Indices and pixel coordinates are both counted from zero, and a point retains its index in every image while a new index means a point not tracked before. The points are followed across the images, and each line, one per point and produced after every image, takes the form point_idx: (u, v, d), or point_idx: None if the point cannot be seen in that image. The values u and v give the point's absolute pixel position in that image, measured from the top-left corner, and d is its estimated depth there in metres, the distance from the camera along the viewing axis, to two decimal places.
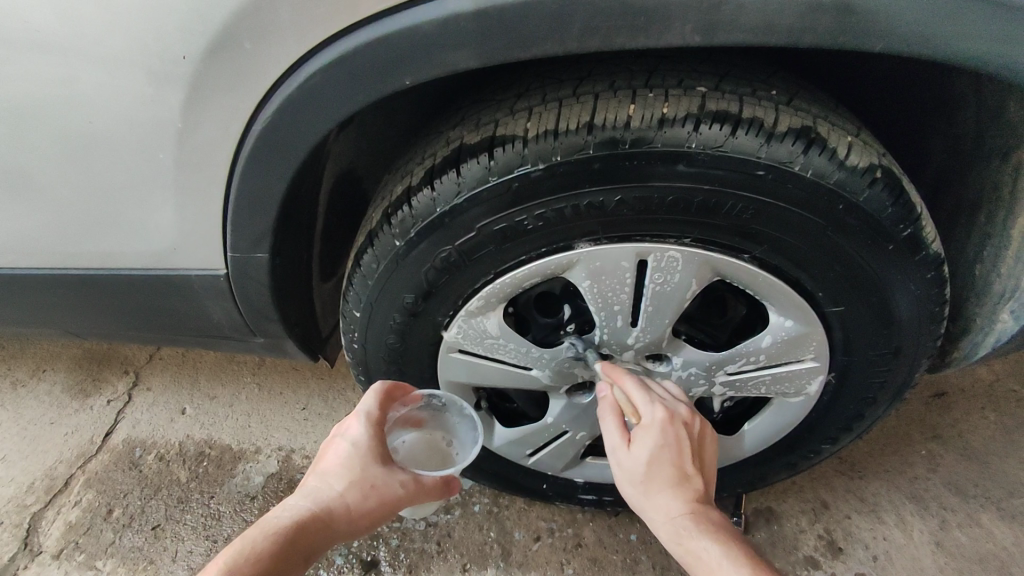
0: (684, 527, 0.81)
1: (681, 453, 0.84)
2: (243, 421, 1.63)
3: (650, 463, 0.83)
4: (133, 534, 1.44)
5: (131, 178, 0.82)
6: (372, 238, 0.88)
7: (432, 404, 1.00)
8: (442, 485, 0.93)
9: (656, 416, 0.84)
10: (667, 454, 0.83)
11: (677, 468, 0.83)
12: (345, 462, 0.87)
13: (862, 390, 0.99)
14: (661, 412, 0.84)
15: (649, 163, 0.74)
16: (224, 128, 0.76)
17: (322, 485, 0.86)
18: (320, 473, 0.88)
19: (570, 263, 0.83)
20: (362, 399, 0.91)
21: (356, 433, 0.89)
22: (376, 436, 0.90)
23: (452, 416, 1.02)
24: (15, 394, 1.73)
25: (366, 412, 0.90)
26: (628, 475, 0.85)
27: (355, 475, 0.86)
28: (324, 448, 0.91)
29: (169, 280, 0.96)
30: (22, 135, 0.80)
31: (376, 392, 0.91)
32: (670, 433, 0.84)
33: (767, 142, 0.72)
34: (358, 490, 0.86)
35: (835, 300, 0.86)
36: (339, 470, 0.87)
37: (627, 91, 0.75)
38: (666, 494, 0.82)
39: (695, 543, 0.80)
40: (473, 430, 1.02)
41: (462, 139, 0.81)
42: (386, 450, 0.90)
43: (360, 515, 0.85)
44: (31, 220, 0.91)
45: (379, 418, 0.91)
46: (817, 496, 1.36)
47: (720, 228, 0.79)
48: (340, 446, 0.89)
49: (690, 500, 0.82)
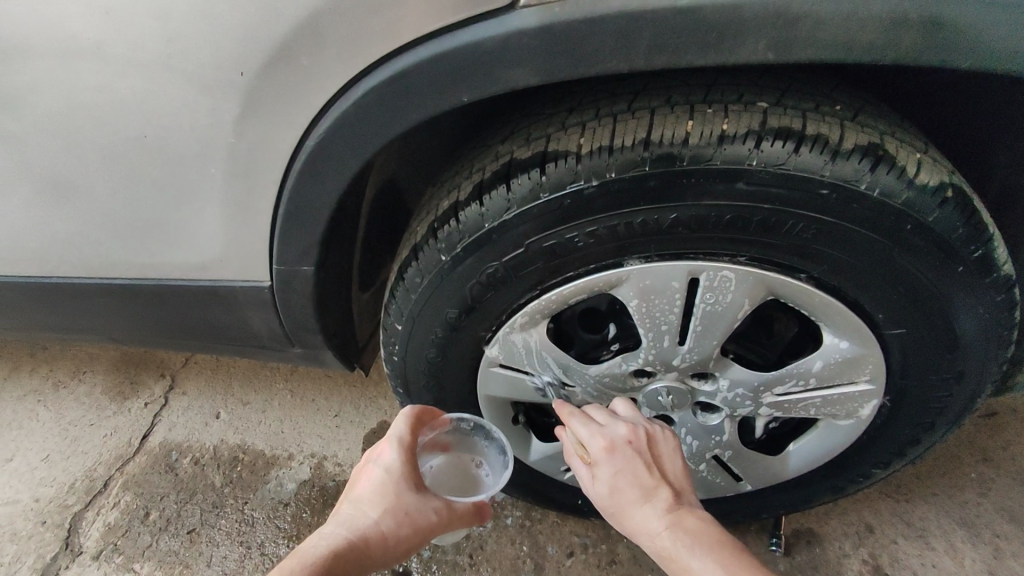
0: (666, 547, 0.78)
1: (635, 472, 0.81)
2: (276, 427, 1.64)
3: (610, 493, 0.81)
4: (170, 537, 1.46)
5: (180, 189, 0.83)
6: (417, 252, 0.88)
7: (460, 427, 0.98)
8: (474, 512, 0.92)
9: (596, 446, 0.83)
10: (622, 476, 0.81)
11: (641, 487, 0.81)
12: (378, 488, 0.86)
13: (919, 415, 0.95)
14: (599, 442, 0.82)
15: (708, 180, 0.71)
16: (278, 143, 0.76)
17: (356, 513, 0.85)
18: (354, 501, 0.86)
19: (619, 280, 0.82)
20: (393, 424, 0.90)
21: (388, 459, 0.88)
22: (409, 462, 0.89)
23: (479, 439, 1.00)
24: (57, 395, 1.77)
25: (398, 436, 0.89)
26: (604, 507, 0.84)
27: (390, 502, 0.85)
28: (356, 474, 0.90)
29: (213, 290, 0.96)
30: (79, 146, 0.81)
31: (407, 416, 0.90)
32: (612, 458, 0.82)
33: (832, 159, 0.70)
34: (393, 517, 0.84)
35: (895, 322, 0.83)
36: (374, 496, 0.85)
37: (684, 107, 0.72)
38: (638, 518, 0.80)
39: (682, 560, 0.77)
40: (500, 452, 1.01)
41: (513, 153, 0.79)
42: (418, 475, 0.89)
43: (395, 543, 0.84)
44: (81, 229, 0.93)
45: (411, 443, 0.90)
46: (862, 519, 1.32)
47: (777, 247, 0.76)
48: (373, 472, 0.88)
49: (662, 515, 0.79)
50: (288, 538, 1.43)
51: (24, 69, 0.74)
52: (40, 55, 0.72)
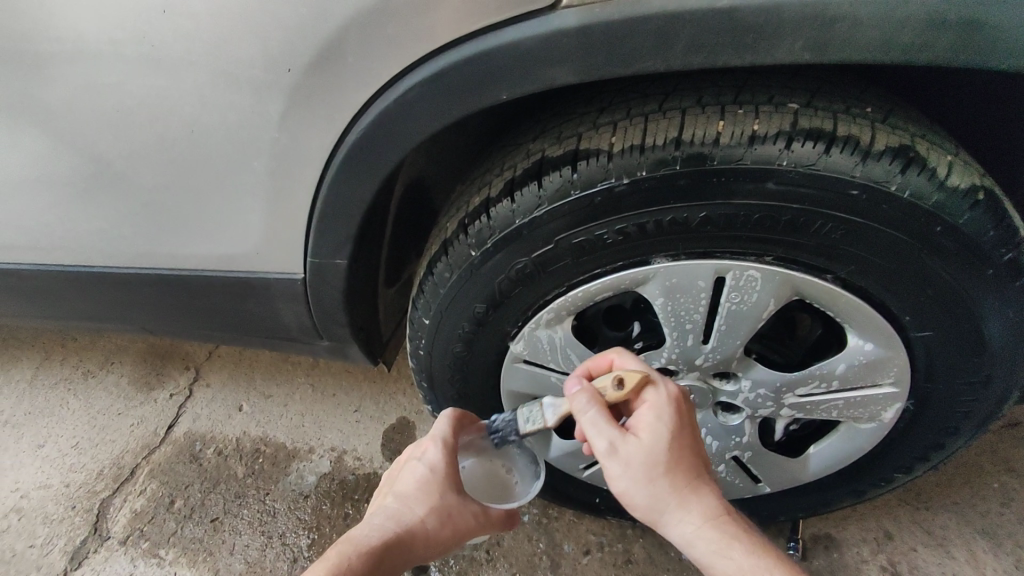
0: (712, 523, 0.77)
1: (693, 436, 0.81)
2: (297, 420, 1.67)
3: (671, 450, 0.78)
4: (194, 525, 1.49)
5: (222, 182, 0.86)
6: (447, 248, 0.90)
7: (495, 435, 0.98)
8: (504, 519, 0.94)
9: (667, 397, 0.80)
10: (685, 435, 0.80)
11: (695, 453, 0.80)
12: (422, 486, 0.88)
13: (943, 419, 0.95)
14: (672, 391, 0.81)
15: (738, 179, 0.73)
16: (318, 138, 0.78)
17: (402, 507, 0.87)
18: (399, 496, 0.89)
19: (645, 278, 0.83)
20: (437, 424, 0.92)
21: (431, 458, 0.90)
22: (451, 463, 0.90)
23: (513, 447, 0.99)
24: (86, 384, 1.81)
25: (442, 437, 0.91)
26: (643, 466, 0.77)
27: (434, 501, 0.87)
28: (399, 469, 0.93)
29: (248, 281, 0.99)
30: (128, 140, 0.84)
31: (451, 418, 0.92)
32: (681, 414, 0.80)
33: (862, 160, 0.71)
34: (437, 516, 0.87)
35: (921, 324, 0.83)
36: (418, 493, 0.88)
37: (716, 107, 0.74)
38: (691, 487, 0.78)
39: (728, 539, 0.77)
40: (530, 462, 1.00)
41: (544, 151, 0.81)
42: (459, 478, 0.90)
43: (437, 541, 0.87)
44: (124, 220, 0.96)
45: (454, 444, 0.91)
46: (881, 526, 1.31)
47: (804, 247, 0.77)
48: (416, 469, 0.90)
49: (709, 490, 0.79)
50: (308, 529, 1.46)
51: (80, 65, 0.77)
52: (96, 51, 0.75)
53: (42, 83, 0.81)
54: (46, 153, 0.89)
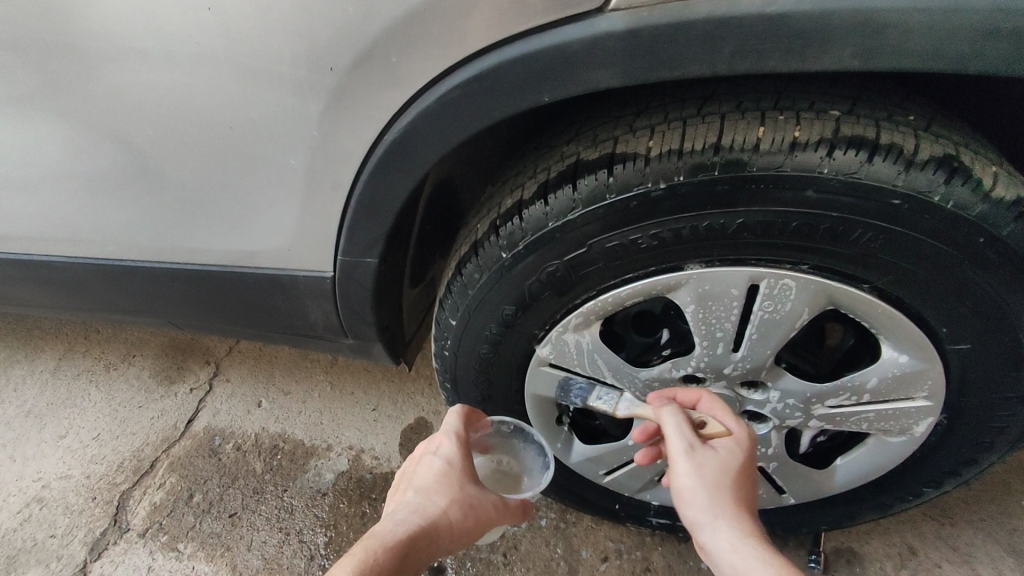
0: (756, 543, 0.75)
1: (751, 475, 0.82)
2: (315, 418, 1.68)
3: (733, 471, 0.80)
4: (212, 520, 1.50)
5: (259, 180, 0.86)
6: (477, 249, 0.90)
7: (501, 430, 1.03)
8: (521, 508, 0.94)
9: (741, 430, 0.84)
10: (748, 471, 0.81)
11: (747, 488, 0.81)
12: (441, 478, 0.88)
13: (977, 434, 0.93)
14: (749, 430, 0.84)
15: (777, 187, 0.72)
16: (356, 138, 0.79)
17: (423, 500, 0.85)
18: (419, 489, 0.87)
19: (677, 284, 0.83)
20: (446, 419, 0.95)
21: (445, 451, 0.91)
22: (465, 455, 0.92)
23: (518, 443, 1.05)
24: (107, 377, 1.83)
25: (454, 431, 0.93)
26: (705, 478, 0.79)
27: (455, 492, 0.86)
28: (413, 466, 0.92)
29: (277, 279, 1.00)
30: (166, 135, 0.85)
31: (460, 412, 0.94)
32: (751, 451, 0.83)
33: (905, 170, 0.70)
34: (460, 506, 0.85)
35: (958, 337, 0.82)
36: (439, 486, 0.87)
37: (755, 113, 0.73)
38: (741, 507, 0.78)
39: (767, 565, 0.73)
40: (540, 455, 1.04)
41: (579, 154, 0.81)
42: (474, 470, 0.91)
43: (461, 532, 0.85)
44: (157, 215, 0.97)
45: (465, 437, 0.93)
46: (905, 541, 1.29)
47: (841, 255, 0.76)
48: (432, 463, 0.90)
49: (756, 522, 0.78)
50: (325, 528, 1.46)
51: (125, 62, 0.78)
52: (140, 48, 0.77)
53: (86, 79, 0.82)
54: (86, 148, 0.91)
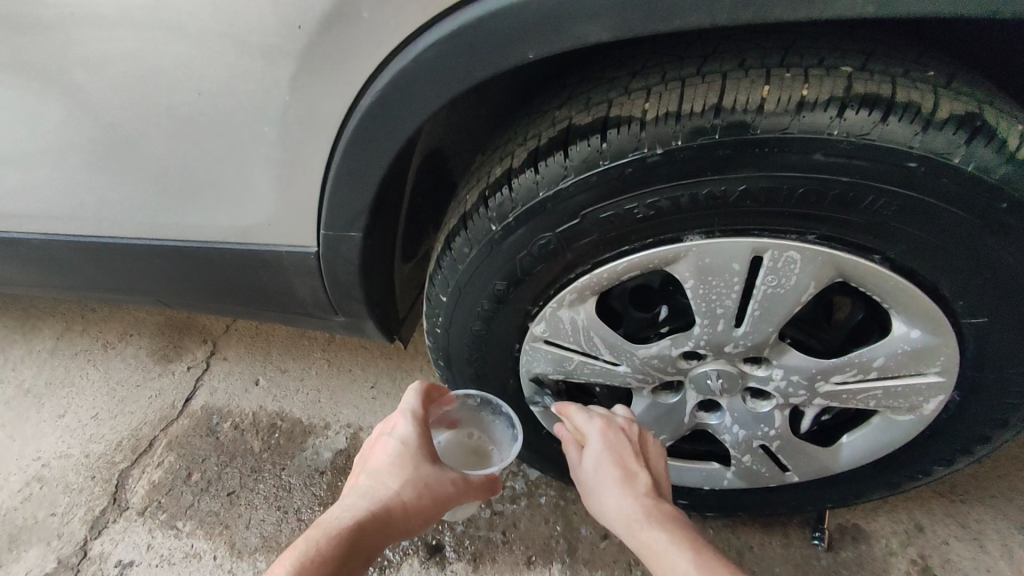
0: (637, 517, 0.81)
1: (625, 456, 0.86)
2: (313, 396, 1.66)
3: (597, 466, 0.86)
4: (210, 498, 1.49)
5: (233, 151, 0.82)
6: (466, 222, 0.86)
7: (467, 404, 1.00)
8: (485, 484, 0.92)
9: (595, 427, 0.89)
10: (621, 458, 0.86)
11: (623, 468, 0.85)
12: (396, 460, 0.85)
13: (990, 410, 0.89)
14: (597, 422, 0.90)
15: (783, 151, 0.68)
16: (333, 103, 0.74)
17: (375, 484, 0.84)
18: (372, 473, 0.85)
19: (676, 257, 0.78)
20: (405, 397, 0.91)
21: (402, 431, 0.88)
22: (423, 434, 0.88)
23: (487, 415, 1.02)
24: (105, 356, 1.82)
25: (411, 409, 0.89)
26: (588, 486, 0.88)
27: (409, 473, 0.84)
28: (370, 446, 0.90)
29: (260, 255, 0.97)
30: (134, 105, 0.81)
31: (418, 391, 0.91)
32: (610, 440, 0.88)
33: (923, 130, 0.65)
34: (413, 487, 0.83)
35: (973, 310, 0.78)
36: (392, 468, 0.85)
37: (760, 71, 0.68)
38: (615, 494, 0.83)
39: (646, 532, 0.79)
40: (508, 427, 1.02)
41: (571, 119, 0.76)
42: (434, 449, 0.88)
43: (416, 512, 0.83)
44: (134, 190, 0.93)
45: (424, 416, 0.90)
46: (911, 517, 1.26)
47: (851, 224, 0.72)
48: (388, 444, 0.88)
49: (638, 496, 0.83)
50: (323, 506, 1.45)
51: (81, 21, 0.73)
52: (101, 10, 0.72)
53: (43, 43, 0.77)
54: (54, 120, 0.87)
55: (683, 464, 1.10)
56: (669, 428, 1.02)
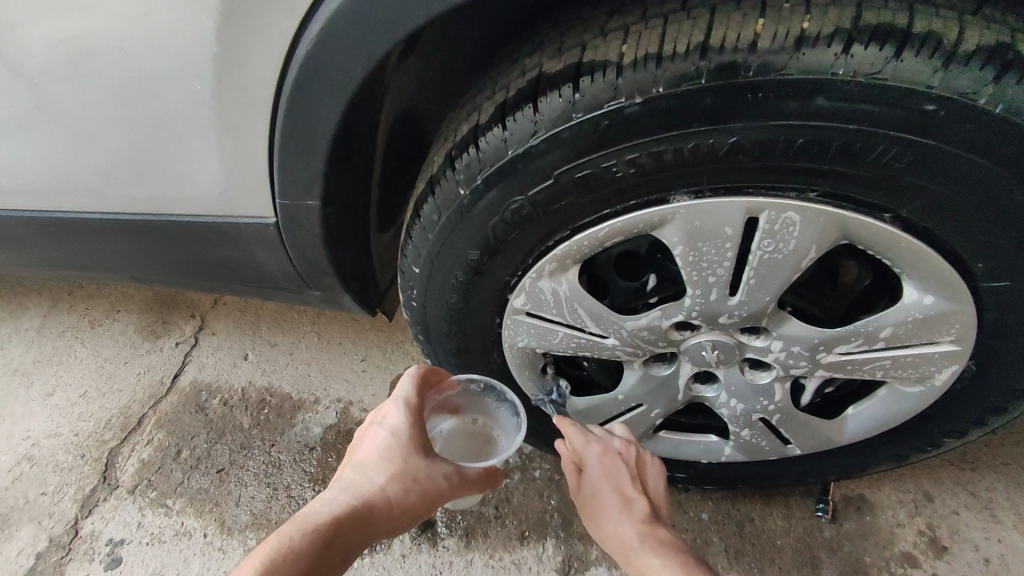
0: (634, 545, 0.79)
1: (622, 482, 0.85)
2: (303, 369, 1.62)
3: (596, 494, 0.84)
4: (200, 475, 1.47)
5: (173, 111, 0.75)
6: (434, 186, 0.78)
7: (469, 388, 0.93)
8: (483, 477, 0.86)
9: (592, 451, 0.86)
10: (618, 483, 0.85)
11: (620, 495, 0.84)
12: (384, 452, 0.81)
13: (1010, 379, 0.82)
14: (594, 446, 0.86)
15: (778, 97, 0.60)
16: (271, 52, 0.68)
17: (360, 477, 0.80)
18: (358, 465, 0.81)
19: (663, 220, 0.70)
20: (399, 384, 0.84)
21: (394, 421, 0.83)
22: (416, 424, 0.83)
23: (490, 400, 0.95)
24: (93, 333, 1.79)
25: (404, 398, 0.83)
26: (585, 512, 0.86)
27: (397, 467, 0.79)
28: (361, 435, 0.85)
29: (217, 227, 0.90)
30: (66, 69, 0.74)
31: (413, 377, 0.84)
32: (606, 465, 0.85)
33: (944, 66, 0.57)
34: (400, 483, 0.79)
35: (994, 272, 0.70)
36: (380, 461, 0.80)
37: (754, 3, 0.61)
38: (613, 519, 0.82)
39: (643, 558, 0.78)
40: (513, 414, 0.95)
41: (541, 67, 0.69)
42: (426, 440, 0.83)
43: (403, 509, 0.79)
44: (77, 161, 0.86)
45: (418, 406, 0.84)
46: (921, 488, 1.20)
47: (858, 179, 0.64)
48: (378, 434, 0.83)
49: (636, 522, 0.81)
50: (313, 482, 1.42)
51: None
52: None
53: None
54: None
55: (679, 437, 1.04)
56: (663, 401, 0.96)
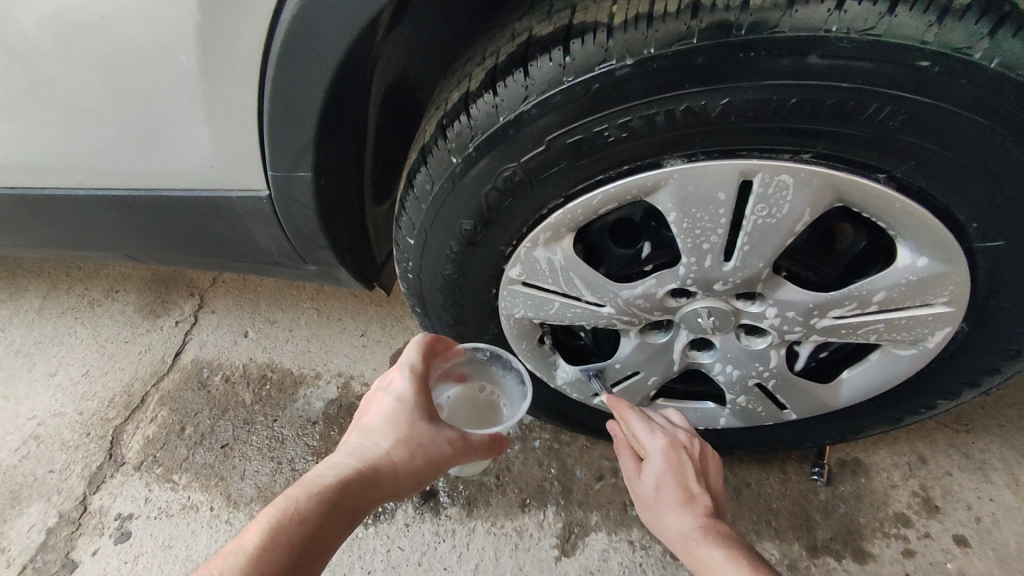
0: (697, 537, 0.81)
1: (686, 475, 0.86)
2: (303, 345, 1.63)
3: (662, 489, 0.86)
4: (205, 451, 1.49)
5: (156, 81, 0.74)
6: (426, 155, 0.78)
7: (476, 356, 0.94)
8: (489, 443, 0.87)
9: (657, 444, 0.87)
10: (686, 477, 0.86)
11: (684, 489, 0.85)
12: (390, 417, 0.82)
13: (1003, 340, 0.83)
14: (661, 440, 0.87)
15: (770, 55, 0.59)
16: (256, 15, 0.67)
17: (366, 441, 0.81)
18: (364, 430, 0.82)
19: (657, 185, 0.70)
20: (405, 351, 0.86)
21: (399, 387, 0.84)
22: (421, 390, 0.84)
23: (496, 368, 0.96)
24: (93, 313, 1.79)
25: (410, 364, 0.85)
26: (644, 503, 0.89)
27: (402, 432, 0.80)
28: (366, 403, 0.86)
29: (208, 201, 0.89)
30: (45, 37, 0.73)
31: (419, 343, 0.85)
32: (675, 460, 0.86)
33: (939, 21, 0.56)
34: (405, 447, 0.80)
35: (988, 232, 0.70)
36: (385, 426, 0.81)
37: None
38: (676, 512, 0.84)
39: (705, 550, 0.79)
40: (518, 383, 0.97)
41: (531, 31, 0.68)
42: (431, 406, 0.84)
43: (407, 473, 0.80)
44: (63, 136, 0.86)
45: (423, 371, 0.85)
46: (915, 451, 1.22)
47: (852, 139, 0.63)
48: (384, 401, 0.84)
49: (699, 517, 0.83)
50: (316, 455, 1.44)
51: None
52: None
53: None
54: None
55: (675, 404, 1.05)
56: (661, 367, 0.96)
